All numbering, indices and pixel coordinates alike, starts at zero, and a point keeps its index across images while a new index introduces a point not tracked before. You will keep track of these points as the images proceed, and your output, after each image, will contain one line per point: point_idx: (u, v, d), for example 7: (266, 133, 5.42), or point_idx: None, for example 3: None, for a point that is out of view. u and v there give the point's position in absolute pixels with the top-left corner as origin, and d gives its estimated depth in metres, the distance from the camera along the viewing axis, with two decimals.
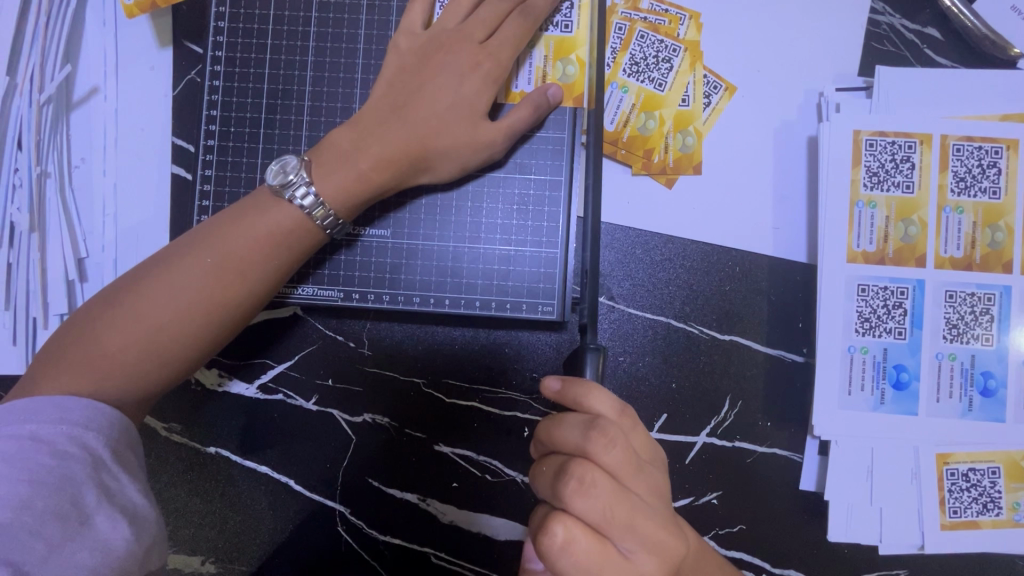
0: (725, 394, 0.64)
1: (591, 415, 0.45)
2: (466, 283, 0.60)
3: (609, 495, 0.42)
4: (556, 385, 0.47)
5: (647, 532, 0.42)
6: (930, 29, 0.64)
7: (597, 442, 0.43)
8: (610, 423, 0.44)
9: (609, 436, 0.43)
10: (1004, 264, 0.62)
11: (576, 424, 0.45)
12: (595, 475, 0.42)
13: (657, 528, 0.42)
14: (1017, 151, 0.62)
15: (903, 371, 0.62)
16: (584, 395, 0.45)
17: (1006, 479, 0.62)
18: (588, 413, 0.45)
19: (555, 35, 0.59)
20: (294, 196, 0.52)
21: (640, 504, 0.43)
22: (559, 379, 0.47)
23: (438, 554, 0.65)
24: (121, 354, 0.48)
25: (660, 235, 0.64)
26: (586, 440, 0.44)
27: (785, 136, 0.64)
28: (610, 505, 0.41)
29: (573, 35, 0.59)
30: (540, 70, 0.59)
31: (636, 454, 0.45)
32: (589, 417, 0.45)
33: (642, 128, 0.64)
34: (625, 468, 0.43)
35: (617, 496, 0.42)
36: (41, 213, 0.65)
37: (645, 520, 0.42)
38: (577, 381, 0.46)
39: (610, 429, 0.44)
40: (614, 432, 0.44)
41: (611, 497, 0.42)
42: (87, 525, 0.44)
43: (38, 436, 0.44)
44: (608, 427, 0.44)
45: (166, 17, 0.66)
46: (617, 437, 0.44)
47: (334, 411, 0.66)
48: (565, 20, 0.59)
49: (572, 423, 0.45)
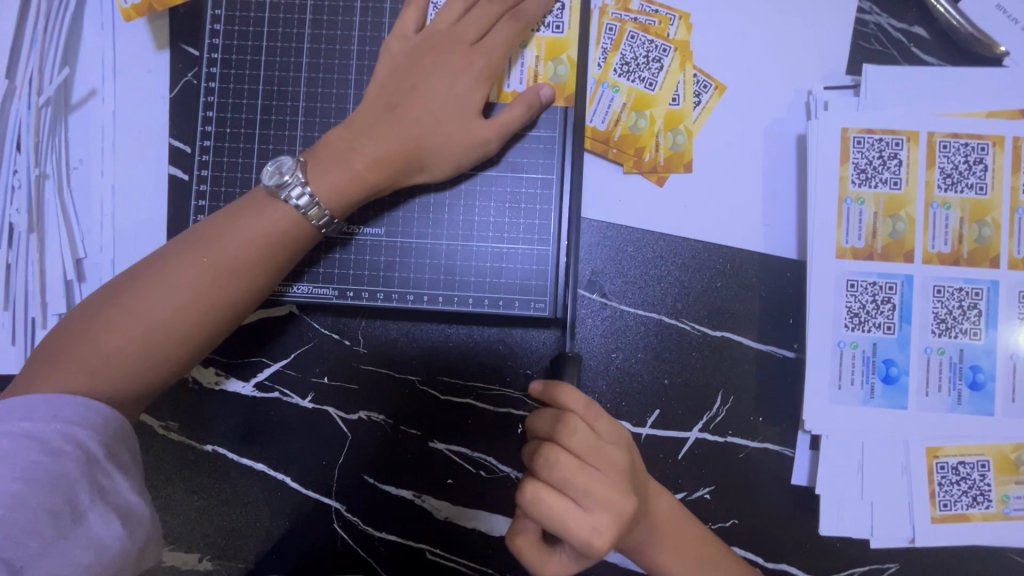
0: (717, 389, 0.64)
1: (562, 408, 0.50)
2: (460, 280, 0.61)
3: (570, 466, 0.47)
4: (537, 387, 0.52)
5: (606, 497, 0.47)
6: (917, 28, 0.65)
7: (562, 427, 0.49)
8: (571, 408, 0.50)
9: (572, 421, 0.49)
10: (991, 259, 0.62)
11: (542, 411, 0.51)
12: (558, 449, 0.48)
13: (612, 494, 0.47)
14: (1003, 148, 0.62)
15: (892, 365, 0.63)
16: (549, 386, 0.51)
17: (995, 472, 0.62)
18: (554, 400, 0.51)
19: (547, 36, 0.60)
20: (289, 196, 0.53)
21: (600, 474, 0.48)
22: (541, 383, 0.52)
23: (433, 549, 0.66)
24: (117, 353, 0.49)
25: (651, 233, 0.65)
26: (551, 422, 0.50)
27: (774, 134, 0.65)
28: (569, 476, 0.47)
29: (564, 36, 0.60)
30: (532, 70, 0.60)
31: (598, 436, 0.50)
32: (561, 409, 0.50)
33: (633, 127, 0.65)
34: (586, 446, 0.48)
35: (577, 467, 0.47)
36: (39, 213, 0.66)
37: (604, 486, 0.47)
38: (550, 381, 0.51)
39: (574, 416, 0.49)
40: (578, 418, 0.49)
41: (572, 468, 0.47)
42: (81, 523, 0.44)
43: (32, 433, 0.44)
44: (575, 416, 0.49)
45: (163, 21, 0.67)
46: (581, 423, 0.49)
47: (330, 408, 0.66)
48: (557, 20, 0.60)
49: (546, 414, 0.51)
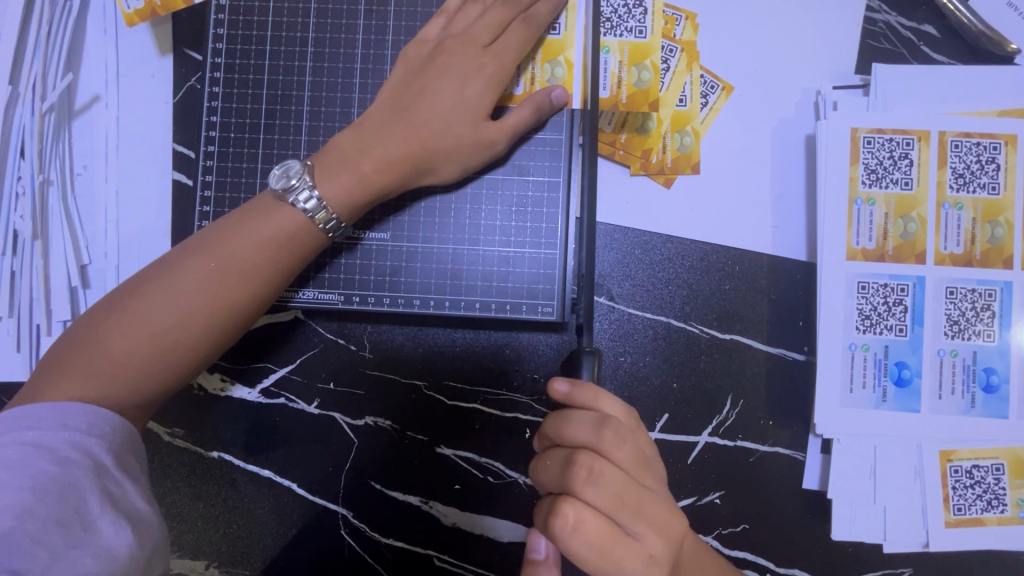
0: (727, 393, 0.64)
1: (600, 414, 0.47)
2: (466, 284, 0.60)
3: (619, 484, 0.45)
4: (565, 387, 0.48)
5: (654, 514, 0.45)
6: (926, 26, 0.64)
7: (609, 438, 0.46)
8: (619, 423, 0.47)
9: (619, 433, 0.46)
10: (1005, 260, 0.62)
11: (586, 421, 0.47)
12: (604, 466, 0.45)
13: (662, 513, 0.46)
14: (1015, 146, 0.62)
15: (904, 368, 0.62)
16: (595, 399, 0.48)
17: (1010, 476, 0.61)
18: (597, 412, 0.48)
19: (629, 41, 0.60)
20: (297, 200, 0.52)
21: (647, 491, 0.46)
22: (566, 382, 0.48)
23: (441, 556, 0.66)
24: (125, 358, 0.49)
25: (659, 235, 0.64)
26: (597, 435, 0.46)
27: (783, 135, 0.64)
28: (620, 492, 0.45)
29: (646, 40, 0.61)
30: (615, 75, 0.60)
31: (641, 451, 0.48)
32: (599, 415, 0.47)
33: (641, 128, 0.64)
34: (632, 463, 0.47)
35: (625, 484, 0.45)
36: (44, 220, 0.66)
37: (652, 504, 0.45)
38: (586, 385, 0.48)
39: (620, 427, 0.47)
40: (622, 429, 0.47)
41: (619, 485, 0.45)
42: (91, 531, 0.44)
43: (41, 442, 0.44)
44: (617, 425, 0.47)
45: (166, 26, 0.66)
46: (626, 435, 0.47)
47: (336, 414, 0.66)
48: (639, 25, 0.60)
49: (581, 421, 0.47)
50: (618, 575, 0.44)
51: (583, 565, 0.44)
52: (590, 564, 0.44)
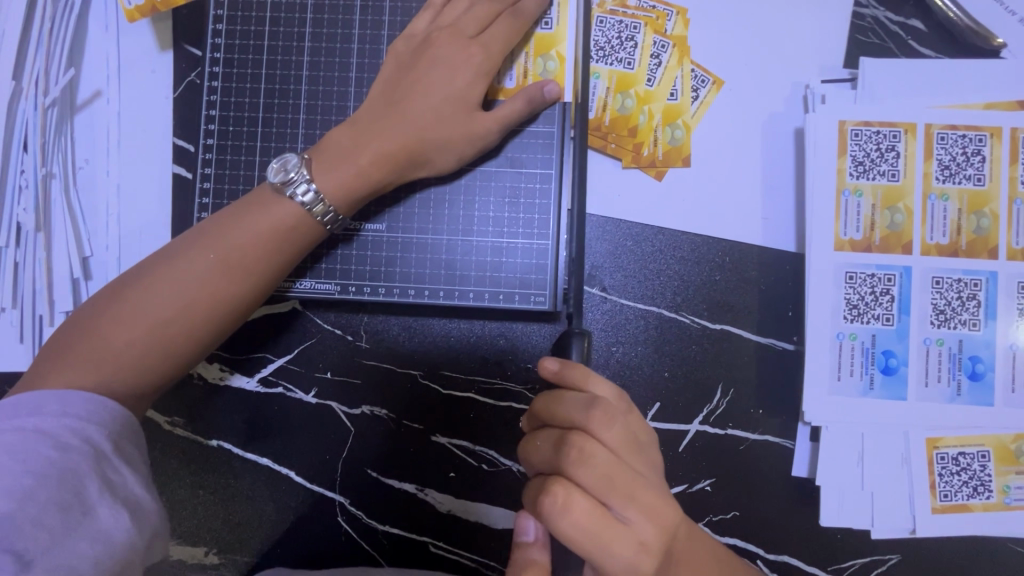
0: (718, 382, 0.65)
1: (591, 395, 0.48)
2: (460, 275, 0.62)
3: (610, 466, 0.46)
4: (555, 366, 0.49)
5: (643, 498, 0.46)
6: (914, 21, 0.65)
7: (598, 419, 0.47)
8: (608, 404, 0.48)
9: (609, 414, 0.47)
10: (990, 251, 0.63)
11: (578, 402, 0.48)
12: (594, 448, 0.46)
13: (654, 498, 0.47)
14: (1000, 139, 0.63)
15: (892, 357, 0.63)
16: (584, 380, 0.49)
17: (995, 462, 0.62)
18: (588, 393, 0.48)
19: (618, 70, 0.65)
20: (295, 193, 0.54)
21: (638, 475, 0.47)
22: (557, 361, 0.49)
23: (437, 543, 0.67)
24: (128, 347, 0.50)
25: (650, 227, 0.65)
26: (586, 415, 0.47)
27: (772, 128, 0.65)
28: (611, 474, 0.46)
29: (634, 72, 0.65)
30: (602, 100, 0.65)
31: (634, 434, 0.49)
32: (589, 396, 0.48)
33: (620, 109, 0.65)
34: (623, 446, 0.47)
35: (615, 468, 0.46)
36: (46, 213, 0.67)
37: (643, 488, 0.46)
38: (576, 366, 0.49)
39: (610, 408, 0.47)
40: (614, 411, 0.48)
41: (609, 467, 0.46)
42: (90, 517, 0.45)
43: (42, 429, 0.45)
44: (608, 406, 0.47)
45: (166, 22, 0.67)
46: (617, 416, 0.47)
47: (333, 403, 0.67)
48: (628, 57, 0.65)
49: (573, 401, 0.48)
50: (608, 558, 0.45)
51: (574, 546, 0.45)
52: (579, 546, 0.45)
